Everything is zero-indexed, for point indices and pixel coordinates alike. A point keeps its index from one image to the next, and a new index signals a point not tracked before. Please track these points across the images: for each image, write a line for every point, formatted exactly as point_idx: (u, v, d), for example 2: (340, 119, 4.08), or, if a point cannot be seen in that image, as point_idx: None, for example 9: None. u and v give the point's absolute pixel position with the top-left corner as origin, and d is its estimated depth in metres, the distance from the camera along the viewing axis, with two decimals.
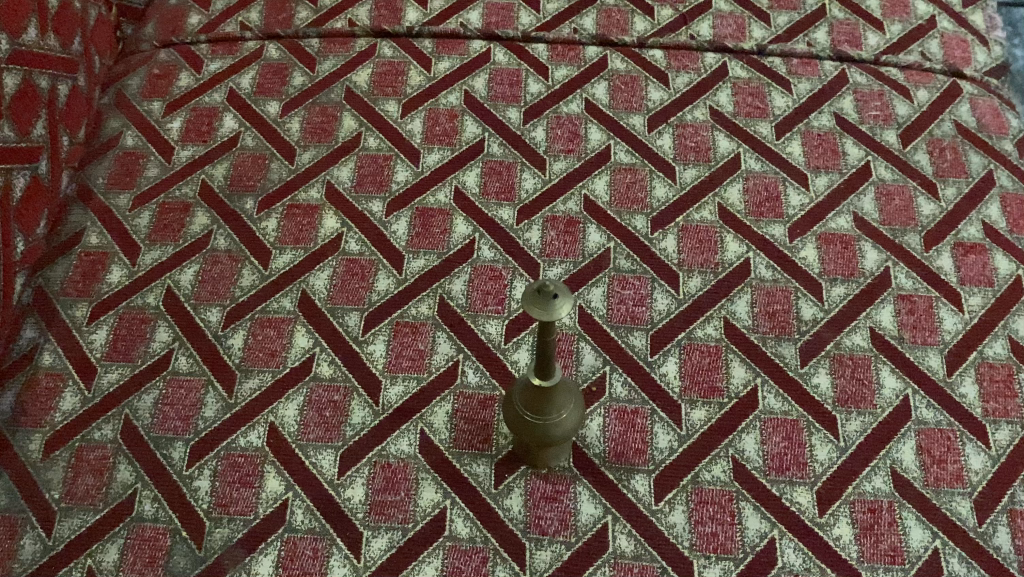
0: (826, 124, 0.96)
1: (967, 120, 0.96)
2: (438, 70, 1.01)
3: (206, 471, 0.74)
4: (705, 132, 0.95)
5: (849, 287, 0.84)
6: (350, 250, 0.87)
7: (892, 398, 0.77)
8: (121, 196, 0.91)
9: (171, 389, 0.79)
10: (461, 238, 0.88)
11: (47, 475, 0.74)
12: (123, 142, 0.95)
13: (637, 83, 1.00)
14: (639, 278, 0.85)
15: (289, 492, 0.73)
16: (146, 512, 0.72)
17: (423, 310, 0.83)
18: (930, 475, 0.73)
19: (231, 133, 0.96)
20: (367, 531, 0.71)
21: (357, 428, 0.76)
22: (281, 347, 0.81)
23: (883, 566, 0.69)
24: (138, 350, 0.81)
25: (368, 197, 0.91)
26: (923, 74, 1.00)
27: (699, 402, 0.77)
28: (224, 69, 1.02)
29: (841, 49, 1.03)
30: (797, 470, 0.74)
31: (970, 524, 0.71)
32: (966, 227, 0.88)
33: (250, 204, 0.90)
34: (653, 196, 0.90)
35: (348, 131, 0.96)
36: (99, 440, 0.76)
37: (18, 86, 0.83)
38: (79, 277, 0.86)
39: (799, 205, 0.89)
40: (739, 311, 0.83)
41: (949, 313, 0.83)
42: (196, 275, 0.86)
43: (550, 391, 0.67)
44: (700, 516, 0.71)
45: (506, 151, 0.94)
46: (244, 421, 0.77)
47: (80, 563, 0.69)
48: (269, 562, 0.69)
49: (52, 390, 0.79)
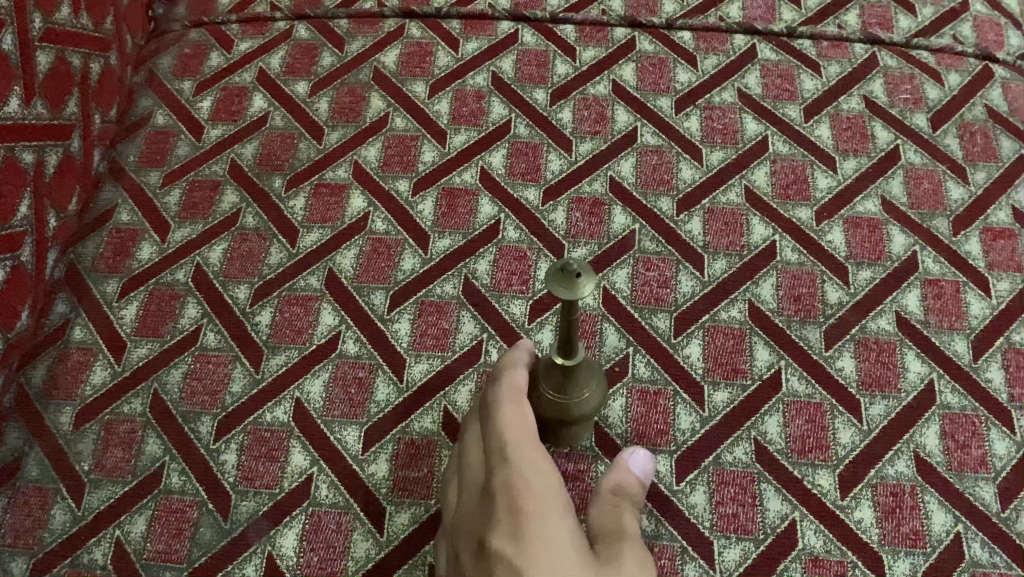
0: (855, 108, 0.95)
1: (999, 105, 0.95)
2: (466, 51, 1.01)
3: (232, 445, 0.75)
4: (732, 115, 0.94)
5: (875, 271, 0.84)
6: (376, 230, 0.88)
7: (917, 382, 0.77)
8: (152, 174, 0.92)
9: (199, 364, 0.80)
10: (486, 218, 0.88)
11: (78, 447, 0.75)
12: (154, 121, 0.96)
13: (665, 64, 0.99)
14: (665, 260, 0.85)
15: (314, 467, 0.74)
16: (173, 485, 0.73)
17: (448, 289, 0.84)
18: (954, 460, 0.73)
19: (261, 113, 0.97)
20: (390, 507, 0.72)
21: (381, 405, 0.77)
22: (308, 324, 0.82)
23: (904, 549, 0.69)
24: (167, 325, 0.82)
25: (394, 177, 0.91)
26: (954, 58, 0.99)
27: (721, 383, 0.77)
28: (254, 50, 1.02)
29: (872, 33, 1.01)
30: (819, 452, 0.74)
31: (993, 510, 0.71)
32: (996, 212, 0.87)
33: (279, 182, 0.91)
34: (680, 178, 0.90)
35: (376, 112, 0.96)
36: (128, 414, 0.77)
37: (52, 64, 0.83)
38: (111, 253, 0.87)
39: (826, 188, 0.89)
40: (764, 294, 0.82)
41: (976, 297, 0.82)
42: (225, 253, 0.87)
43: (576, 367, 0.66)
44: (720, 497, 0.72)
45: (533, 132, 0.94)
46: (271, 397, 0.78)
47: (109, 534, 0.71)
48: (294, 535, 0.71)
49: (83, 364, 0.80)
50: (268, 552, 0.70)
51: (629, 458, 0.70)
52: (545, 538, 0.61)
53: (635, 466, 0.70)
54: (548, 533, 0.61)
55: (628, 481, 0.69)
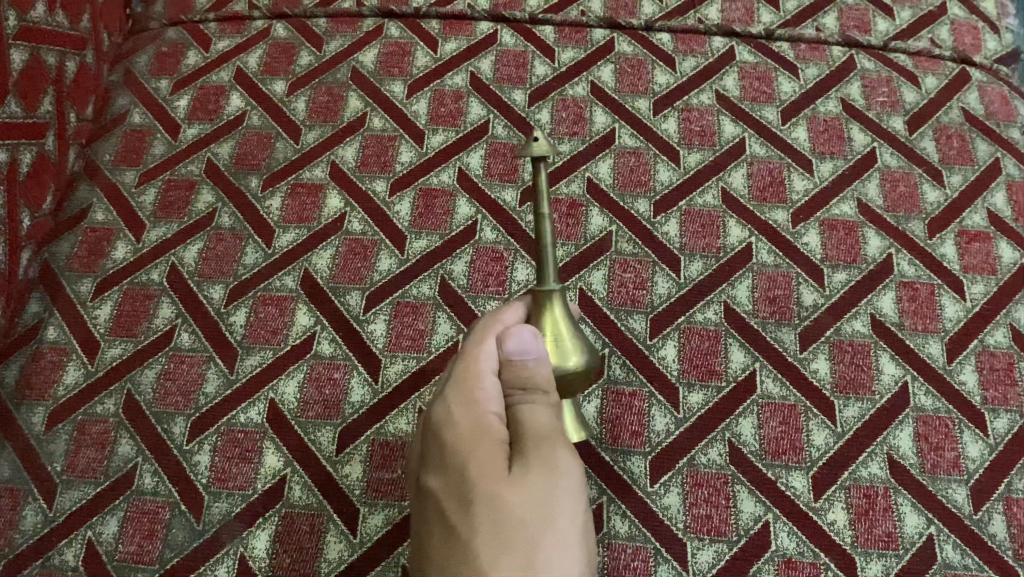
0: (832, 110, 0.94)
1: (976, 108, 0.94)
2: (444, 51, 1.00)
3: (206, 446, 0.76)
4: (710, 117, 0.94)
5: (850, 274, 0.84)
6: (353, 230, 0.87)
7: (891, 385, 0.78)
8: (127, 172, 0.92)
9: (173, 364, 0.80)
10: (463, 219, 0.88)
11: (51, 448, 0.76)
12: (130, 120, 0.96)
13: (644, 66, 0.98)
14: (641, 262, 0.85)
15: (288, 468, 0.74)
16: (146, 485, 0.74)
17: (424, 290, 0.83)
18: (927, 462, 0.74)
19: (238, 112, 0.96)
20: (363, 508, 0.72)
21: (356, 406, 0.77)
22: (283, 324, 0.82)
23: (876, 551, 0.71)
24: (141, 325, 0.82)
25: (371, 177, 0.91)
26: (932, 60, 0.98)
27: (696, 385, 0.78)
28: (231, 48, 1.01)
29: (850, 35, 1.00)
30: (793, 454, 0.74)
31: (966, 511, 0.72)
32: (971, 215, 0.87)
33: (255, 182, 0.91)
34: (657, 179, 0.90)
35: (353, 111, 0.96)
36: (101, 415, 0.78)
37: (25, 63, 0.83)
38: (85, 253, 0.86)
39: (802, 190, 0.89)
40: (739, 295, 0.83)
41: (951, 300, 0.82)
42: (200, 252, 0.86)
43: (540, 301, 0.62)
44: (694, 498, 0.73)
45: (511, 133, 0.93)
46: (245, 397, 0.78)
47: (80, 535, 0.72)
48: (266, 536, 0.72)
49: (56, 364, 0.80)
50: (240, 553, 0.71)
51: (518, 334, 0.56)
52: (475, 484, 0.48)
53: (524, 354, 0.55)
54: (474, 478, 0.48)
55: (529, 374, 0.55)
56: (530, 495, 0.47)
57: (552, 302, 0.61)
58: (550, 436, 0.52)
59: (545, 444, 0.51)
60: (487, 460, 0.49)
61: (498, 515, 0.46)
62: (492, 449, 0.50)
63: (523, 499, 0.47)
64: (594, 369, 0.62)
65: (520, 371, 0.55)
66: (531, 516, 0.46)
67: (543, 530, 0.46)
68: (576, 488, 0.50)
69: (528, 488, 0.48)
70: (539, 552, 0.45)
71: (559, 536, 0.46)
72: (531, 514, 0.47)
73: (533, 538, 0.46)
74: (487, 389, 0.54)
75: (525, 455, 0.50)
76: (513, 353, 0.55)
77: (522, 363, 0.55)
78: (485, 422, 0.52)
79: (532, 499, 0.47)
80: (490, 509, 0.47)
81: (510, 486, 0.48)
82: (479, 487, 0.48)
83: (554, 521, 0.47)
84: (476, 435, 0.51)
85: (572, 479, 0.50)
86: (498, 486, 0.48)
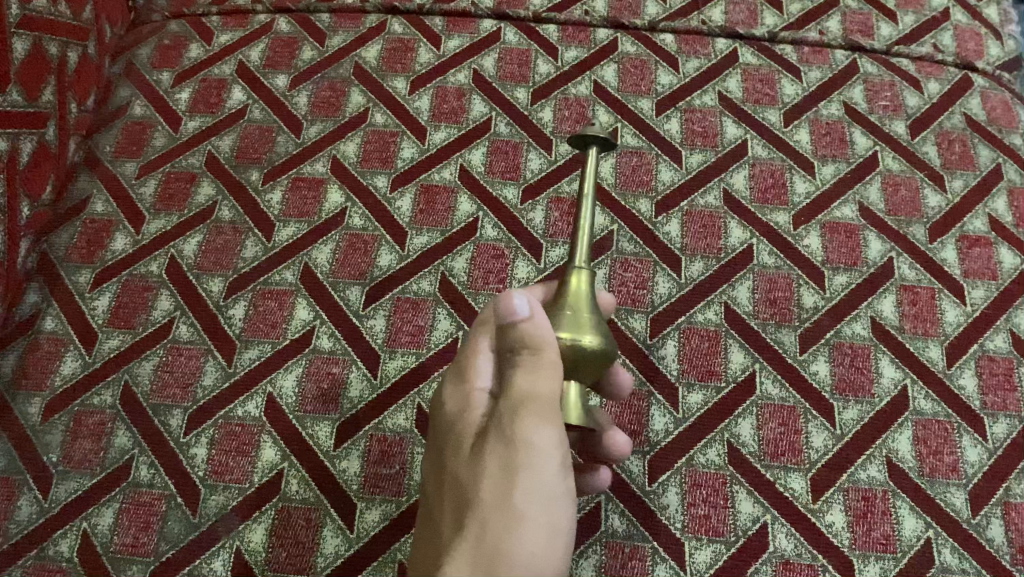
0: (835, 113, 0.94)
1: (978, 113, 0.94)
2: (448, 48, 1.00)
3: (203, 439, 0.76)
4: (713, 118, 0.94)
5: (851, 277, 0.84)
6: (353, 225, 0.87)
7: (890, 388, 0.78)
8: (127, 164, 0.91)
9: (171, 356, 0.80)
10: (464, 216, 0.87)
11: (46, 439, 0.76)
12: (131, 111, 0.95)
13: (647, 66, 0.98)
14: (642, 261, 0.84)
15: (285, 462, 0.74)
16: (142, 478, 0.74)
17: (424, 287, 0.83)
18: (925, 465, 0.74)
19: (239, 106, 0.96)
20: (361, 503, 0.72)
21: (354, 401, 0.77)
22: (282, 318, 0.82)
23: (874, 554, 0.71)
24: (140, 317, 0.82)
25: (372, 173, 0.90)
26: (934, 65, 0.98)
27: (696, 385, 0.78)
28: (234, 42, 1.01)
29: (853, 39, 1.00)
30: (791, 455, 0.74)
31: (964, 516, 0.72)
32: (973, 220, 0.87)
33: (256, 176, 0.90)
34: (659, 180, 0.90)
35: (355, 107, 0.95)
36: (98, 406, 0.77)
37: (28, 51, 0.82)
38: (84, 244, 0.86)
39: (804, 193, 0.89)
40: (740, 296, 0.82)
41: (951, 304, 0.82)
42: (200, 245, 0.86)
43: (567, 276, 0.56)
44: (693, 498, 0.73)
45: (513, 131, 0.93)
46: (243, 391, 0.78)
47: (75, 526, 0.72)
48: (263, 530, 0.71)
49: (53, 355, 0.80)
50: (236, 547, 0.71)
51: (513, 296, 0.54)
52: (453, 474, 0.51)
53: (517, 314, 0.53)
54: (455, 467, 0.52)
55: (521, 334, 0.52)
56: (484, 477, 0.49)
57: (579, 274, 0.56)
58: (527, 395, 0.50)
59: (517, 408, 0.50)
60: (463, 446, 0.52)
61: (461, 507, 0.49)
62: (469, 431, 0.52)
63: (479, 484, 0.49)
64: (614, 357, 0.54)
65: (513, 331, 0.52)
66: (485, 501, 0.48)
67: (497, 513, 0.48)
68: (550, 450, 0.49)
69: (484, 469, 0.49)
70: (487, 537, 0.47)
71: (510, 517, 0.47)
72: (485, 499, 0.48)
73: (482, 525, 0.47)
74: (482, 365, 0.55)
75: (495, 429, 0.50)
76: (503, 312, 0.53)
77: (514, 323, 0.52)
78: (472, 403, 0.54)
79: (487, 483, 0.48)
80: (460, 496, 0.50)
81: (471, 473, 0.50)
82: (454, 477, 0.51)
83: (508, 502, 0.48)
84: (461, 418, 0.54)
85: (543, 441, 0.49)
86: (464, 473, 0.50)
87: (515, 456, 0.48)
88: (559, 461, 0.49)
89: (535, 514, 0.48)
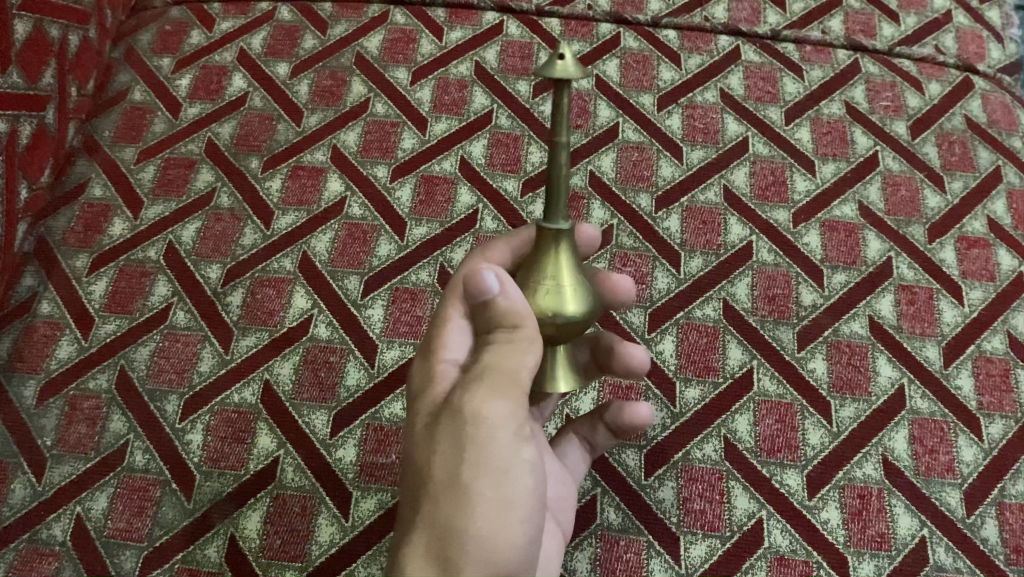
0: (837, 112, 0.94)
1: (978, 115, 0.94)
2: (450, 40, 0.99)
3: (198, 425, 0.75)
4: (714, 115, 0.94)
5: (849, 275, 0.84)
6: (353, 214, 0.87)
7: (888, 387, 0.78)
8: (126, 150, 0.91)
9: (168, 342, 0.80)
10: (464, 207, 0.87)
11: (41, 422, 0.75)
12: (131, 97, 0.95)
13: (649, 62, 0.98)
14: (641, 256, 0.84)
15: (281, 449, 0.74)
16: (137, 463, 0.74)
17: (423, 277, 0.83)
18: (921, 464, 0.74)
19: (240, 93, 0.95)
20: (357, 492, 0.72)
21: (351, 391, 0.77)
22: (279, 307, 0.81)
23: (869, 551, 0.71)
24: (137, 303, 0.82)
25: (373, 163, 0.90)
26: (935, 67, 0.98)
27: (693, 380, 0.78)
28: (235, 29, 1.00)
29: (856, 39, 1.00)
30: (787, 452, 0.74)
31: (958, 515, 0.72)
32: (971, 221, 0.87)
33: (255, 163, 0.90)
34: (660, 175, 0.89)
35: (356, 97, 0.95)
36: (93, 390, 0.77)
37: (29, 34, 0.82)
38: (81, 228, 0.86)
39: (805, 191, 0.89)
40: (738, 293, 0.82)
41: (948, 304, 0.83)
42: (198, 232, 0.86)
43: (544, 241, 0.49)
44: (689, 493, 0.73)
45: (515, 124, 0.93)
46: (239, 378, 0.78)
47: (69, 510, 0.72)
48: (258, 517, 0.71)
49: (49, 338, 0.79)
50: (231, 533, 0.71)
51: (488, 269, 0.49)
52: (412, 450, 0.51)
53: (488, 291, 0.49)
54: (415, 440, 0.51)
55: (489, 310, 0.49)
56: (439, 455, 0.48)
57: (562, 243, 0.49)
58: (491, 368, 0.49)
59: (476, 382, 0.49)
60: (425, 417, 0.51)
61: (417, 483, 0.49)
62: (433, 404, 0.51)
63: (433, 460, 0.48)
64: (593, 321, 0.51)
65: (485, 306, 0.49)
66: (438, 479, 0.48)
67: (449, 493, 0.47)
68: (505, 423, 0.48)
69: (438, 447, 0.48)
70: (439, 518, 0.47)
71: (461, 495, 0.47)
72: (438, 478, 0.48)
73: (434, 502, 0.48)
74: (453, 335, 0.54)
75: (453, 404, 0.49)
76: (471, 291, 0.49)
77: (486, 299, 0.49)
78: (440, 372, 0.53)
79: (441, 460, 0.48)
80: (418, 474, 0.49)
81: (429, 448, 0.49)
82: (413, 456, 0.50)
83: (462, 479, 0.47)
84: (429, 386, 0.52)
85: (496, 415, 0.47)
86: (420, 448, 0.50)
87: (466, 434, 0.48)
88: (515, 432, 0.48)
89: (485, 489, 0.47)
